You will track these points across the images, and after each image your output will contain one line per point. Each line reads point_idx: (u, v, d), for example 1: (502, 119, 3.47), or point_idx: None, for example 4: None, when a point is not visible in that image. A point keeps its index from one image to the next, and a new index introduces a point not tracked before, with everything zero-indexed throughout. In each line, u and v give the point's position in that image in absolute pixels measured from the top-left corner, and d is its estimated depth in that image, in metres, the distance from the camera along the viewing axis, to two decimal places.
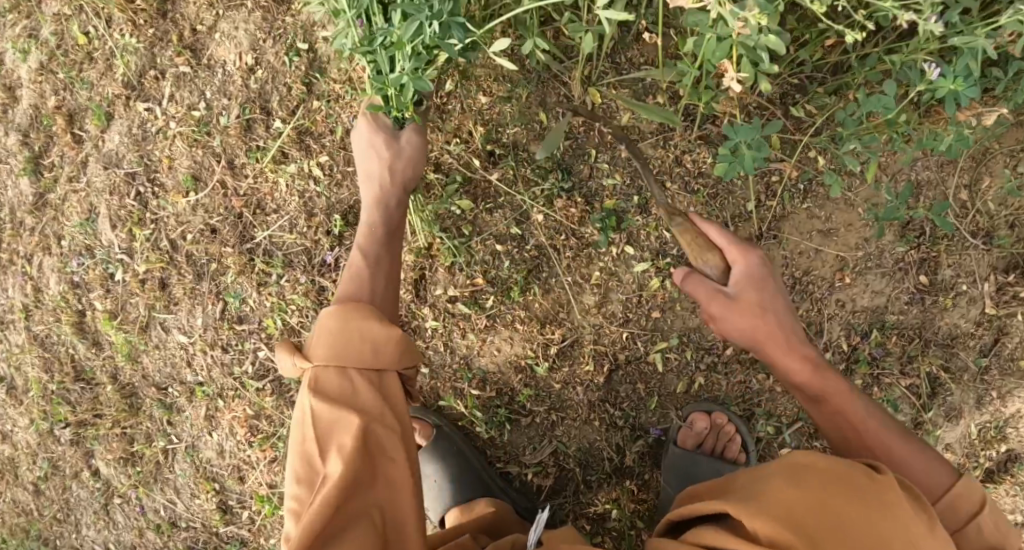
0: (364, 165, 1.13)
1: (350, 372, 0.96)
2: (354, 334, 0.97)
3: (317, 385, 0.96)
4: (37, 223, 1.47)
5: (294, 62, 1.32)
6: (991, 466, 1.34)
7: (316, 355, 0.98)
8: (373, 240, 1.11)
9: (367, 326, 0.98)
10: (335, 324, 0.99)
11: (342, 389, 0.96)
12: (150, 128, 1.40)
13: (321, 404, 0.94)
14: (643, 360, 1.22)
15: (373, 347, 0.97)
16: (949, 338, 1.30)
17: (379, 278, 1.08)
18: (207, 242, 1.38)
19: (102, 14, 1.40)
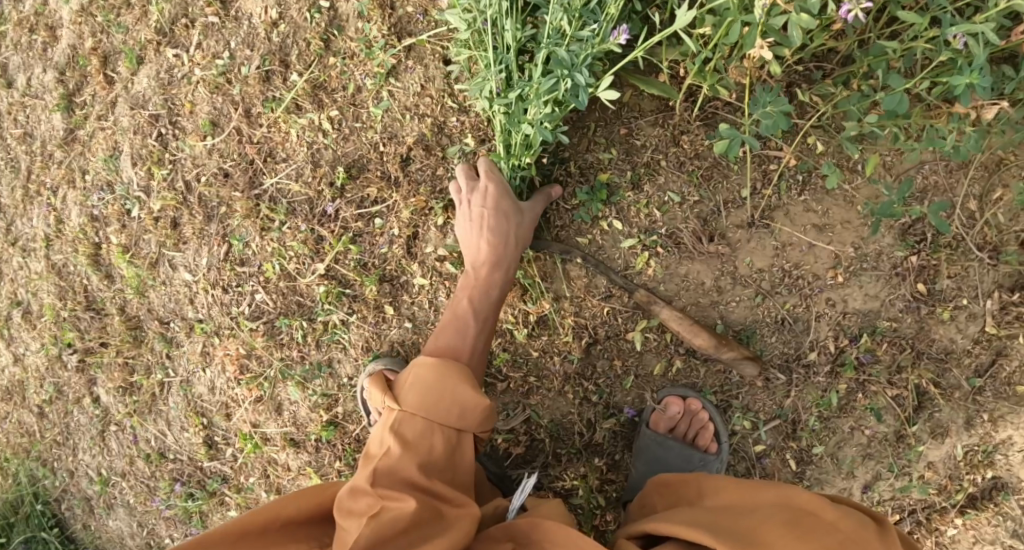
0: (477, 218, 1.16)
1: (436, 426, 1.01)
2: (447, 391, 1.03)
3: (399, 429, 1.01)
4: (66, 157, 1.54)
5: (315, 19, 1.35)
6: (976, 492, 1.34)
7: (405, 399, 1.04)
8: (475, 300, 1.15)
9: (461, 387, 1.03)
10: (431, 375, 1.05)
11: (421, 440, 1.00)
12: (177, 73, 1.46)
13: (399, 443, 0.98)
14: (621, 337, 1.22)
15: (462, 409, 1.02)
16: (943, 353, 1.28)
17: (478, 341, 1.13)
18: (219, 186, 1.44)
19: None
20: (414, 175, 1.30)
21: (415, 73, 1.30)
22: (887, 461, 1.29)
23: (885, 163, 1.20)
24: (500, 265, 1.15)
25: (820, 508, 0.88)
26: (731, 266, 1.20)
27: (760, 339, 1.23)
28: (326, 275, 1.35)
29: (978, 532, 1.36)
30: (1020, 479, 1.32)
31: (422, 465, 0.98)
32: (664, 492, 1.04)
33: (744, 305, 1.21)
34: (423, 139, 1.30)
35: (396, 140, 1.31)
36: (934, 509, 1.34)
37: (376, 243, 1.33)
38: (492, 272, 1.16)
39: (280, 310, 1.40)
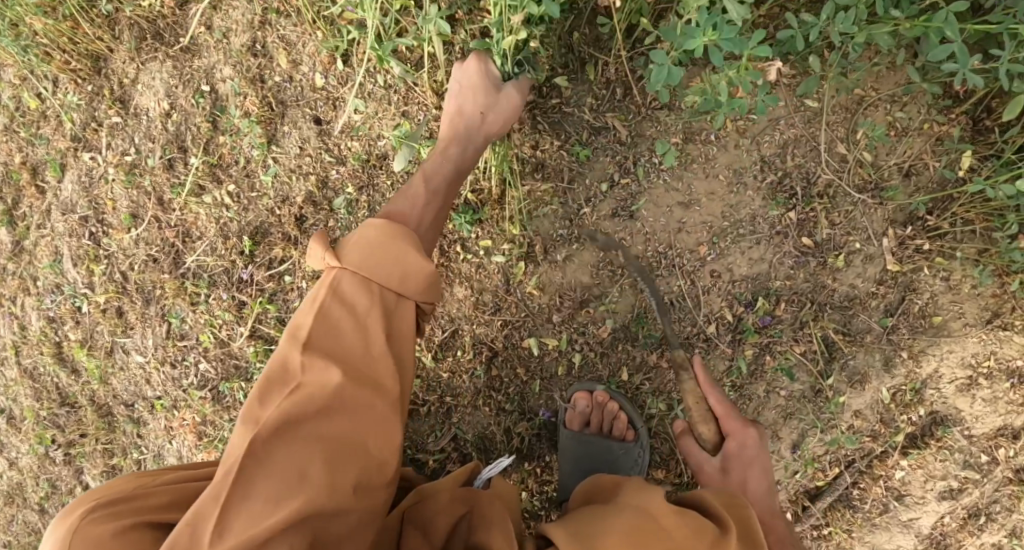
0: (456, 95, 1.18)
1: (375, 289, 0.98)
2: (390, 251, 1.00)
3: (336, 287, 0.99)
4: (17, 268, 1.67)
5: (200, 103, 1.46)
6: (916, 431, 1.36)
7: (346, 257, 1.00)
8: (430, 173, 1.14)
9: (406, 250, 1.00)
10: (374, 235, 1.01)
11: (357, 300, 0.98)
12: (95, 174, 1.58)
13: (337, 305, 0.97)
14: (519, 345, 1.30)
15: (403, 272, 0.99)
16: (847, 300, 1.30)
17: (429, 208, 1.11)
18: (150, 271, 1.54)
19: (50, 78, 1.59)
20: (311, 230, 1.39)
21: (292, 137, 1.39)
22: (809, 418, 1.33)
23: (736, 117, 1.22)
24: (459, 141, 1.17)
25: (666, 516, 0.90)
26: (609, 261, 1.25)
27: (652, 323, 1.26)
28: (253, 336, 1.46)
29: (926, 470, 1.38)
30: (958, 410, 1.35)
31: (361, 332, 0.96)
32: (595, 486, 1.05)
33: (629, 292, 1.26)
34: (312, 195, 1.38)
35: (289, 202, 1.40)
36: (874, 456, 1.36)
37: (290, 299, 1.43)
38: (455, 149, 1.16)
39: (222, 375, 1.50)
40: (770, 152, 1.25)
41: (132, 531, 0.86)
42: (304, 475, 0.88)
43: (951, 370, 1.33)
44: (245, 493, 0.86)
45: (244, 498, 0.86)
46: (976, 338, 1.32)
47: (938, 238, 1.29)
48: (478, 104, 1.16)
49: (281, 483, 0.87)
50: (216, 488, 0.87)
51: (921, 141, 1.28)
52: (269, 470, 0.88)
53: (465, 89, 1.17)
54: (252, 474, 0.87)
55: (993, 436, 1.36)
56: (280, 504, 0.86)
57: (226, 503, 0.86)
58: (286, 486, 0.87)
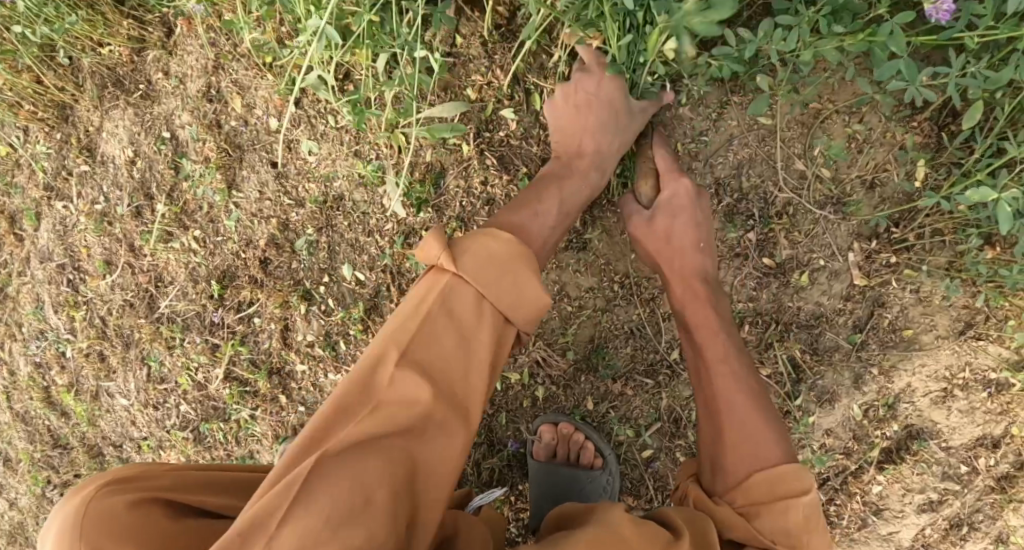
0: (586, 108, 1.13)
1: (489, 309, 0.90)
2: (510, 276, 0.91)
3: (449, 296, 0.90)
4: (3, 314, 1.71)
5: (162, 150, 1.48)
6: (892, 445, 1.35)
7: (462, 263, 0.91)
8: (565, 196, 1.10)
9: (526, 278, 0.92)
10: (499, 252, 0.93)
11: (465, 317, 0.90)
12: (69, 222, 1.61)
13: (445, 318, 0.89)
14: None
15: (516, 299, 0.91)
16: (812, 319, 1.30)
17: (553, 227, 1.07)
18: (127, 316, 1.57)
19: (20, 128, 1.62)
20: (276, 272, 1.40)
21: (251, 181, 1.40)
22: None
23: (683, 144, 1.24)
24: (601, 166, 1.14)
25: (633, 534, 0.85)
26: (563, 295, 1.25)
27: (613, 351, 1.26)
28: (228, 377, 1.47)
29: (904, 483, 1.36)
30: (935, 423, 1.33)
31: (460, 349, 0.89)
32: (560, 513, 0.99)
33: (587, 323, 1.26)
34: (274, 238, 1.39)
35: (252, 245, 1.41)
36: (848, 471, 1.36)
37: (260, 339, 1.44)
38: (593, 173, 1.14)
39: (201, 416, 1.52)
40: (723, 175, 1.25)
41: (138, 506, 0.85)
42: (367, 502, 0.82)
43: (924, 384, 1.31)
44: (304, 508, 0.80)
45: (305, 514, 0.80)
46: (949, 350, 1.29)
47: (904, 252, 1.26)
48: (615, 118, 1.12)
49: (344, 508, 0.81)
50: (271, 500, 0.80)
51: (883, 152, 1.23)
52: (334, 486, 0.81)
53: (594, 105, 1.12)
54: (316, 488, 0.81)
55: (973, 445, 1.34)
56: (337, 529, 0.80)
57: (284, 516, 0.79)
58: (349, 511, 0.81)
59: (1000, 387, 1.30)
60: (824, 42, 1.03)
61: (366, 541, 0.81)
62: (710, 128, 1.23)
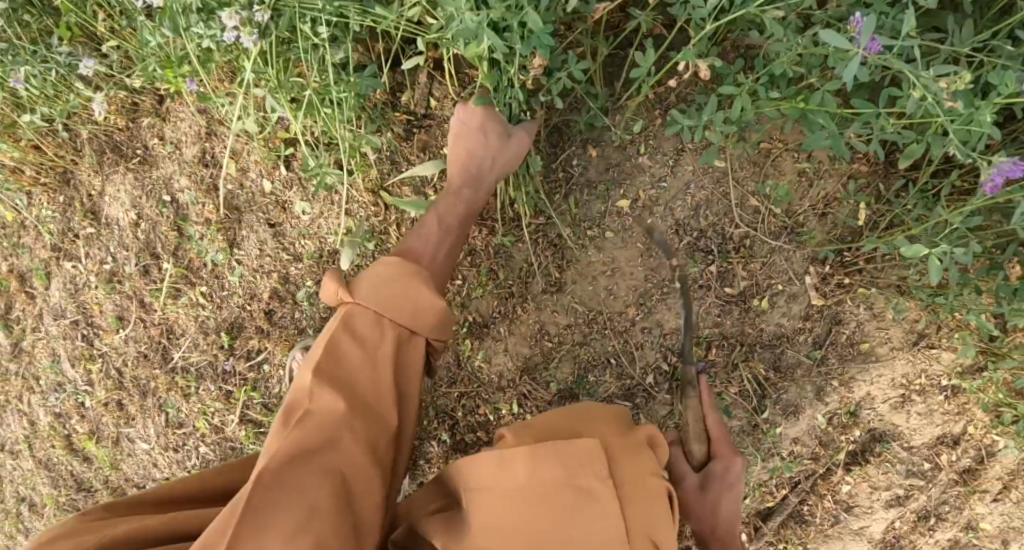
0: (460, 141, 1.19)
1: (388, 323, 1.00)
2: (404, 290, 1.02)
3: (351, 322, 1.00)
4: (20, 368, 1.81)
5: (164, 212, 1.59)
6: (856, 448, 1.47)
7: (358, 292, 1.02)
8: (444, 213, 1.16)
9: (416, 289, 1.02)
10: (389, 272, 1.04)
11: (369, 336, 1.00)
12: (79, 281, 1.71)
13: (351, 339, 0.98)
14: (476, 412, 1.40)
15: (415, 309, 1.02)
16: (775, 338, 1.42)
17: (444, 248, 1.14)
18: (142, 367, 1.68)
19: (21, 190, 1.69)
20: (280, 321, 1.53)
21: (251, 240, 1.52)
22: (750, 450, 1.46)
23: (646, 185, 1.34)
24: (479, 185, 1.19)
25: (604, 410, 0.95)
26: (543, 331, 1.37)
27: (593, 380, 1.37)
28: (244, 420, 1.60)
29: (872, 482, 1.48)
30: (895, 425, 1.46)
31: (370, 362, 0.98)
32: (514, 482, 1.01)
33: (568, 356, 1.37)
34: (276, 291, 1.52)
35: (256, 297, 1.54)
36: (818, 474, 1.48)
37: (272, 385, 1.57)
38: (470, 192, 1.19)
39: (220, 457, 1.63)
40: (683, 215, 1.36)
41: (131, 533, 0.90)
42: (313, 508, 0.85)
43: (882, 391, 1.44)
44: (254, 524, 0.82)
45: (258, 527, 0.82)
46: (904, 359, 1.41)
47: (856, 273, 1.38)
48: (484, 142, 1.17)
49: (292, 520, 0.83)
50: (220, 527, 0.82)
51: (831, 183, 1.35)
52: (281, 497, 0.84)
53: (468, 135, 1.18)
54: (263, 502, 0.83)
55: (934, 444, 1.47)
56: (295, 536, 0.82)
57: (236, 534, 0.81)
58: (297, 520, 0.83)
59: (953, 390, 1.43)
60: (763, 104, 1.15)
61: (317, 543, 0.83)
62: (667, 174, 1.33)
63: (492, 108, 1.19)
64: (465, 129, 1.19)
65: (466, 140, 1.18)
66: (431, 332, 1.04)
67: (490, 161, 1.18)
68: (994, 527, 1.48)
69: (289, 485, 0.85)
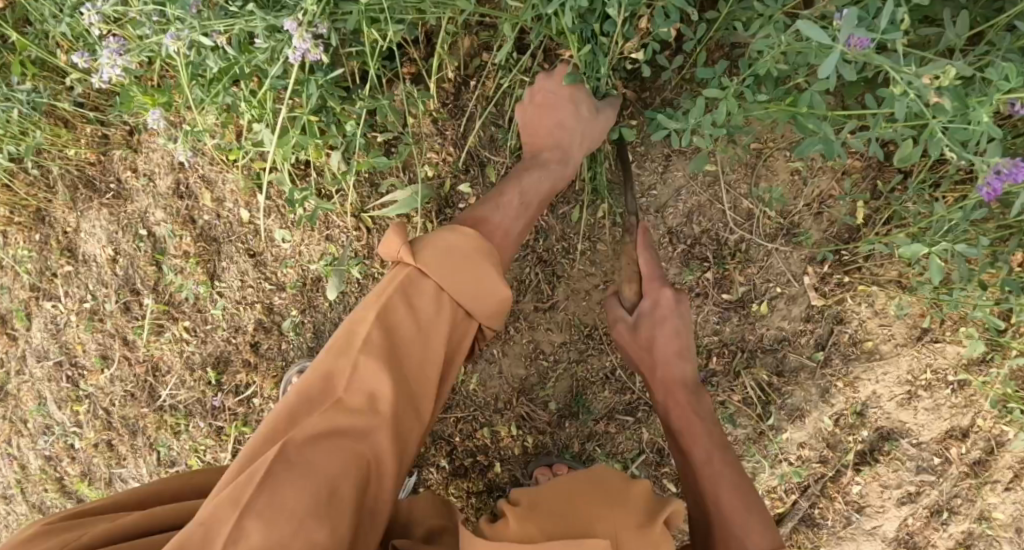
0: (552, 112, 1.16)
1: (447, 301, 0.94)
2: (472, 268, 0.96)
3: (408, 293, 0.93)
4: (6, 412, 1.73)
5: (142, 247, 1.54)
6: (865, 448, 1.44)
7: (425, 257, 0.95)
8: (526, 187, 1.11)
9: (489, 269, 0.96)
10: (465, 242, 0.97)
11: (429, 313, 0.93)
12: (60, 320, 1.66)
13: (408, 311, 0.92)
14: (474, 435, 1.37)
15: (478, 293, 0.95)
16: (775, 342, 1.41)
17: (518, 222, 1.08)
18: (130, 406, 1.63)
19: None
20: (268, 353, 1.48)
21: (233, 271, 1.48)
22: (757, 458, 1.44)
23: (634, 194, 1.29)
24: (565, 162, 1.15)
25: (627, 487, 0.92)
26: (539, 349, 1.34)
27: (593, 396, 1.34)
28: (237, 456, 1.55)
29: (883, 481, 1.45)
30: (903, 422, 1.43)
31: (420, 342, 0.92)
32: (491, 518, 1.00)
33: (565, 374, 1.34)
34: (261, 322, 1.47)
35: (242, 329, 1.49)
36: (827, 477, 1.45)
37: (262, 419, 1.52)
38: (554, 167, 1.14)
39: None
40: (675, 223, 1.37)
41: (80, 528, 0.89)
42: (334, 490, 0.82)
43: (889, 389, 1.41)
44: (270, 495, 0.79)
45: (274, 500, 0.79)
46: (909, 355, 1.39)
47: (855, 271, 1.36)
48: (575, 113, 1.15)
49: (312, 498, 0.80)
50: (237, 487, 0.79)
51: (824, 180, 1.33)
52: (300, 472, 0.81)
53: (558, 105, 1.15)
54: (284, 473, 0.80)
55: (943, 438, 1.43)
56: (306, 518, 0.79)
57: (251, 502, 0.78)
58: (317, 500, 0.80)
59: (961, 383, 1.40)
60: (750, 108, 1.12)
61: (332, 529, 0.80)
62: None
63: (580, 83, 1.17)
64: (545, 102, 1.16)
65: (568, 108, 1.15)
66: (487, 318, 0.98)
67: (579, 135, 1.15)
68: (1009, 517, 1.45)
69: (311, 462, 0.82)
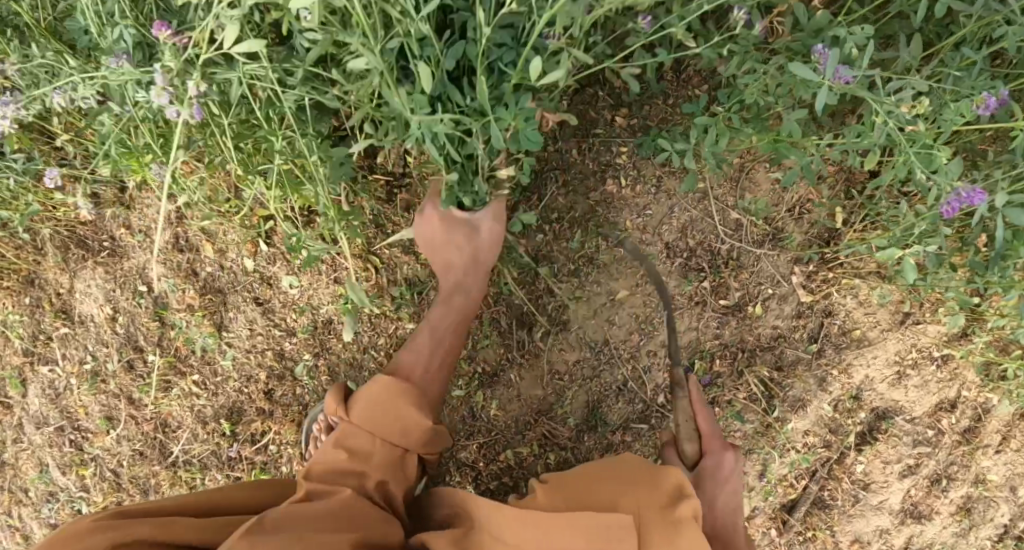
0: (425, 238, 1.25)
1: (378, 441, 1.10)
2: (394, 409, 1.11)
3: (348, 441, 1.10)
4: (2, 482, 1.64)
5: (142, 303, 1.54)
6: (863, 429, 1.52)
7: (356, 412, 1.12)
8: (437, 323, 1.25)
9: (407, 406, 1.11)
10: (383, 388, 1.13)
11: (368, 448, 1.10)
12: (59, 385, 1.61)
13: (354, 444, 1.09)
14: (498, 459, 1.40)
15: (405, 427, 1.11)
16: (773, 340, 1.48)
17: (435, 358, 1.22)
18: (139, 465, 1.58)
19: None
20: (282, 399, 1.50)
21: (240, 320, 1.49)
22: (767, 450, 1.49)
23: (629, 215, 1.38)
24: (463, 288, 1.25)
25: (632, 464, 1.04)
26: (552, 369, 1.39)
27: (607, 408, 1.39)
28: None
29: (884, 457, 1.53)
30: (896, 401, 1.51)
31: (369, 474, 1.08)
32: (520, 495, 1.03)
33: (581, 388, 1.39)
34: (273, 370, 1.49)
35: (254, 379, 1.50)
36: (833, 460, 1.52)
37: (280, 465, 1.52)
38: (461, 297, 1.25)
39: None
40: (670, 238, 1.42)
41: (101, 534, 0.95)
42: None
43: (879, 372, 1.50)
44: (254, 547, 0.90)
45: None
46: (894, 338, 1.48)
47: (837, 266, 1.45)
48: (469, 234, 1.22)
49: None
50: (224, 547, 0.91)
51: (798, 188, 1.44)
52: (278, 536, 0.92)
53: (428, 242, 1.25)
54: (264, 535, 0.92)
55: (934, 411, 1.52)
56: None
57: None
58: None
59: (944, 358, 1.49)
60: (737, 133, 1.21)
61: None
62: (651, 202, 1.39)
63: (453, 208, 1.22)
64: (426, 233, 1.24)
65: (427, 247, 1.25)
66: (420, 446, 1.13)
67: (482, 258, 1.25)
68: (1001, 477, 1.54)
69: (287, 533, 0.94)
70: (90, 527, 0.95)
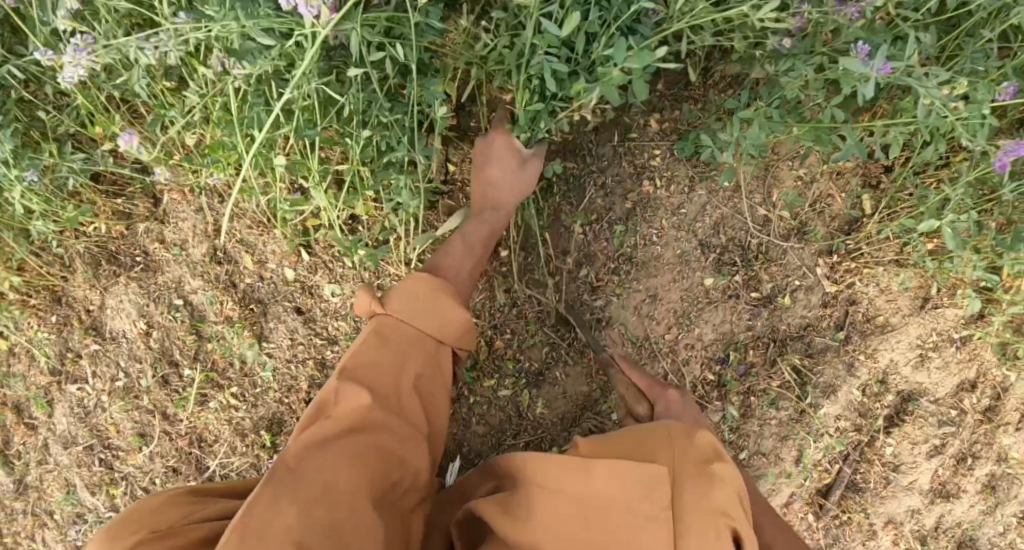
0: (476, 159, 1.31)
1: (416, 332, 1.11)
2: (437, 305, 1.14)
3: (382, 331, 1.11)
4: (27, 505, 1.62)
5: (178, 317, 1.54)
6: (890, 412, 1.56)
7: (393, 307, 1.12)
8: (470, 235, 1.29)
9: (448, 304, 1.14)
10: (425, 284, 1.15)
11: (405, 342, 1.10)
12: (89, 403, 1.60)
13: (387, 342, 1.09)
14: (544, 456, 1.46)
15: (443, 322, 1.13)
16: (801, 329, 1.53)
17: (468, 262, 1.27)
18: (173, 481, 1.58)
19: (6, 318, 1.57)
20: None
21: (280, 331, 1.52)
22: (802, 436, 1.54)
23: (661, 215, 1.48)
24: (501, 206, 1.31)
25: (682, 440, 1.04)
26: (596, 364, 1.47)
27: None
28: None
29: (912, 439, 1.56)
30: (922, 383, 1.55)
31: (396, 369, 1.07)
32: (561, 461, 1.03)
33: (626, 381, 1.46)
34: (314, 379, 1.52)
35: (296, 389, 1.52)
36: (863, 444, 1.56)
37: None
38: (496, 214, 1.31)
39: None
40: (705, 235, 1.49)
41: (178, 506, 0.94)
42: (338, 473, 0.93)
43: (903, 355, 1.54)
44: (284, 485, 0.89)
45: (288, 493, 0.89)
46: (916, 323, 1.52)
47: (858, 257, 1.50)
48: (504, 167, 1.29)
49: (320, 489, 0.91)
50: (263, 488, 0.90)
51: (823, 183, 1.48)
52: (306, 471, 0.92)
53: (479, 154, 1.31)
54: (294, 473, 0.91)
55: (956, 392, 1.56)
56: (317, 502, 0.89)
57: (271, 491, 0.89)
58: (323, 487, 0.91)
59: (964, 340, 1.53)
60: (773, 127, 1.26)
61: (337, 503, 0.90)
62: (685, 201, 1.48)
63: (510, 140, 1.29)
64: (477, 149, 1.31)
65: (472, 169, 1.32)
66: (454, 344, 1.15)
67: (513, 191, 1.31)
68: None
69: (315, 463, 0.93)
70: (169, 501, 0.95)
